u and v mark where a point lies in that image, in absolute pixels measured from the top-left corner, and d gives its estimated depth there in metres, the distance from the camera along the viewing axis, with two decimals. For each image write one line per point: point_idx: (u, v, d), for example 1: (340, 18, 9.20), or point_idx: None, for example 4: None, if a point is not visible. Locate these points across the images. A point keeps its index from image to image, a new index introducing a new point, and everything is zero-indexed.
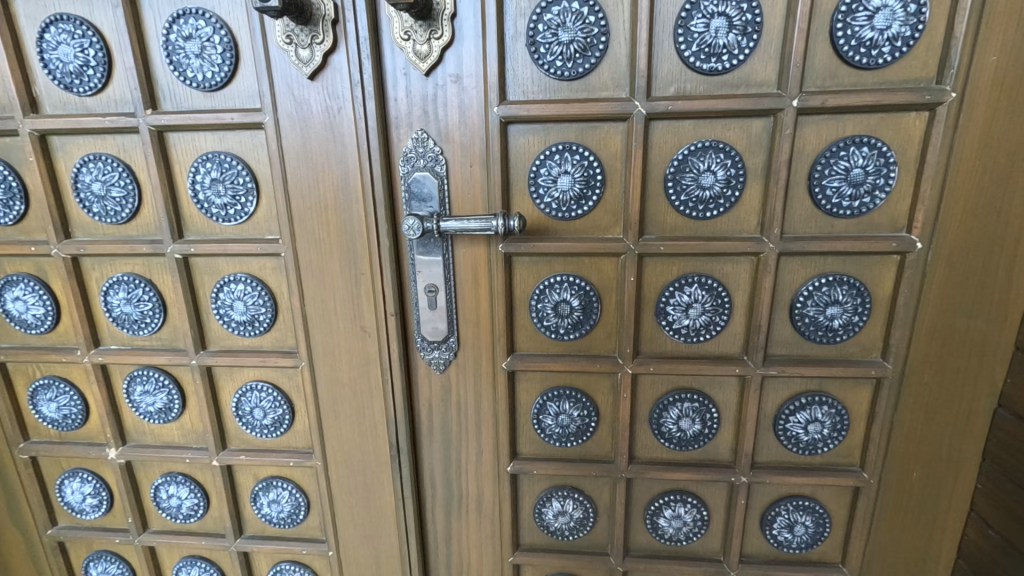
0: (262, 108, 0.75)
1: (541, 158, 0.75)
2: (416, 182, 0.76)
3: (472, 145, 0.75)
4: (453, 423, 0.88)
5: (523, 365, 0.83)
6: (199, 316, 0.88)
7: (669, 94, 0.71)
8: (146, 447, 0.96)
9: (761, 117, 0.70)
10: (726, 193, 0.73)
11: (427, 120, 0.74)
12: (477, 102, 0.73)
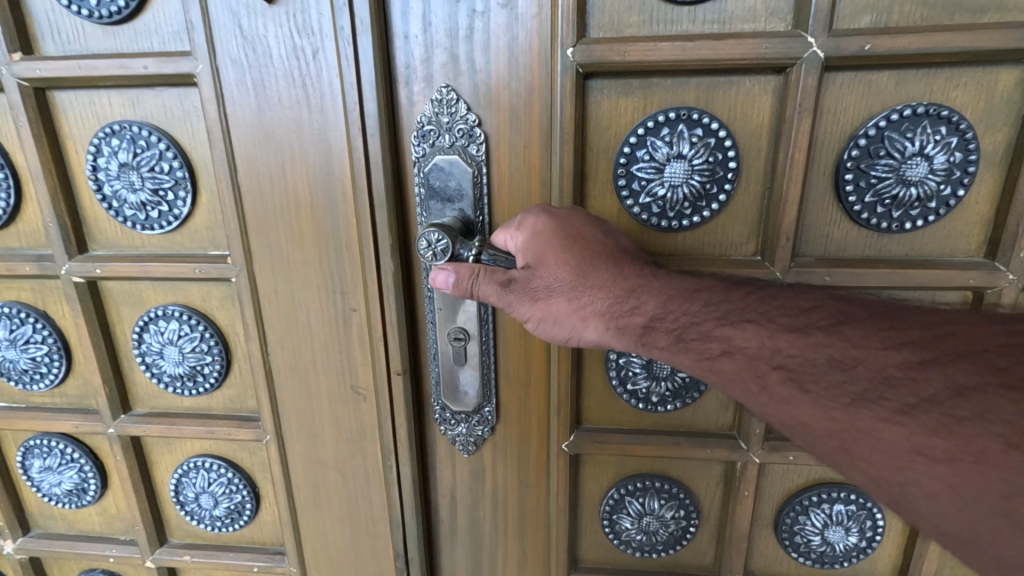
0: (190, 50, 0.47)
1: (638, 133, 0.47)
2: (437, 170, 0.48)
3: (529, 111, 0.47)
4: (486, 523, 0.61)
5: (593, 445, 0.56)
6: (118, 364, 0.60)
7: (864, 24, 0.42)
8: (57, 537, 0.69)
9: (1014, 63, 0.42)
10: (943, 193, 0.45)
11: (457, 70, 0.47)
12: (538, 40, 0.45)
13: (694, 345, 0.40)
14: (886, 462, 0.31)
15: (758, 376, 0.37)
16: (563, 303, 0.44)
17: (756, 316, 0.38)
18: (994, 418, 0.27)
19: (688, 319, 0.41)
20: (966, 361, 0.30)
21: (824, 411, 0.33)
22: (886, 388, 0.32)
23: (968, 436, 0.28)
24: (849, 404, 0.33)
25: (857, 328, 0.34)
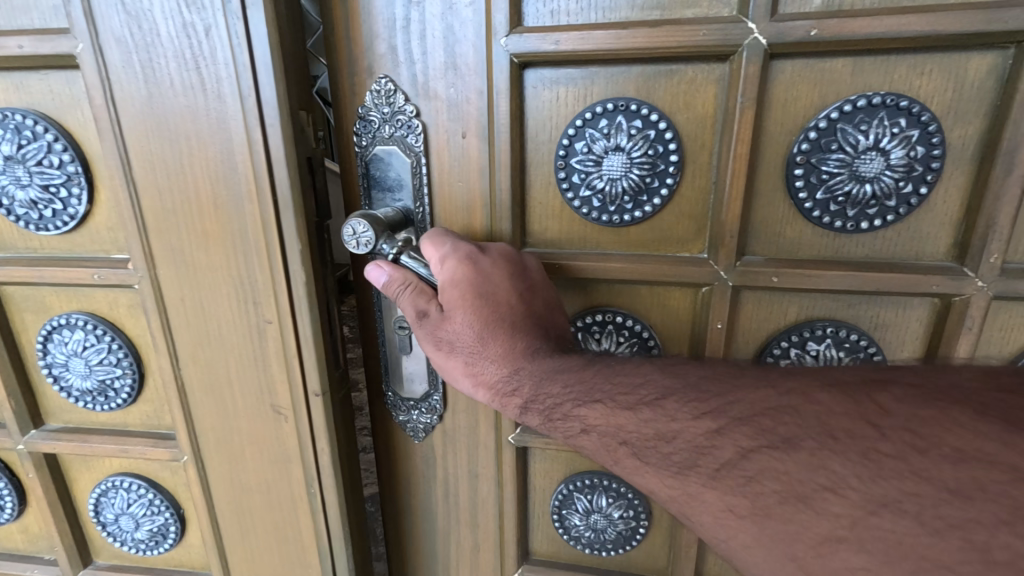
0: (70, 28, 0.42)
1: (578, 123, 0.42)
2: (377, 159, 0.44)
3: (466, 102, 0.42)
4: (435, 536, 0.58)
5: (540, 442, 0.52)
6: (27, 375, 0.56)
7: (817, 5, 0.38)
8: None
9: (987, 49, 0.38)
10: (902, 189, 0.41)
11: (387, 50, 0.42)
12: (473, 23, 0.40)
13: (559, 425, 0.40)
14: (705, 519, 0.34)
15: (609, 451, 0.38)
16: (455, 361, 0.42)
17: (605, 396, 0.38)
18: (770, 473, 0.31)
19: (552, 403, 0.40)
20: (744, 424, 0.33)
21: (661, 479, 0.36)
22: (698, 454, 0.34)
23: (754, 492, 0.32)
24: (672, 473, 0.35)
25: (676, 401, 0.36)
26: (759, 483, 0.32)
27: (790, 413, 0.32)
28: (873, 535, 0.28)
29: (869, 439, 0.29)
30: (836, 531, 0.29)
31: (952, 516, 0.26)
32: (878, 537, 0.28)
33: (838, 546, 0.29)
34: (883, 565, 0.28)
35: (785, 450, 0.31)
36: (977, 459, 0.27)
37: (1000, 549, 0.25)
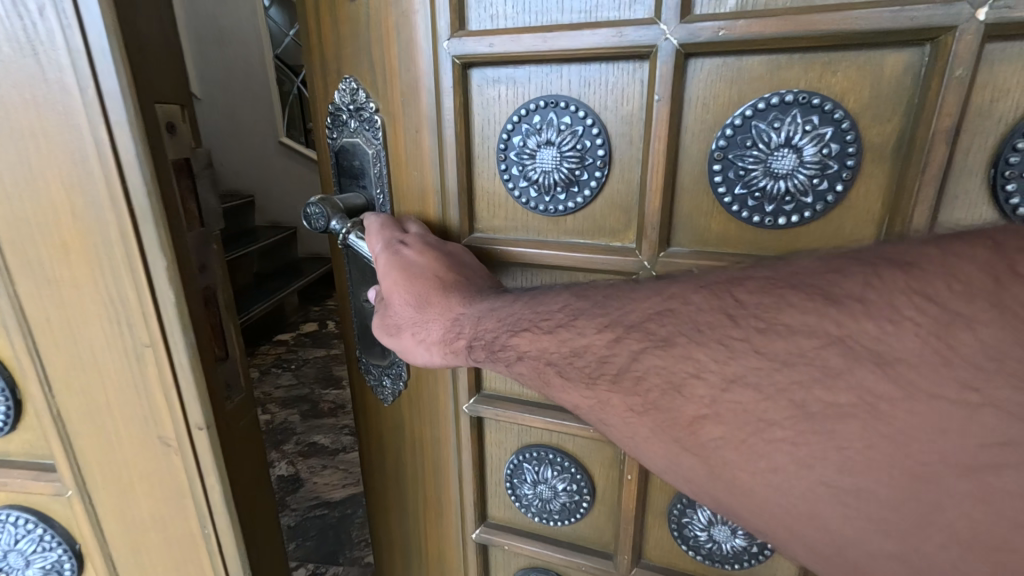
0: None
1: (515, 117, 0.49)
2: (345, 150, 0.55)
3: (417, 99, 0.50)
4: (406, 473, 0.68)
5: (489, 413, 0.61)
6: None
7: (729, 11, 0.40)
8: None
9: (899, 48, 0.38)
10: (816, 185, 0.42)
11: (354, 60, 0.51)
12: (421, 29, 0.48)
13: (500, 355, 0.43)
14: (614, 420, 0.37)
15: (540, 373, 0.41)
16: (410, 331, 0.50)
17: (532, 323, 0.41)
18: (657, 371, 0.34)
19: (491, 336, 0.44)
20: (636, 333, 0.35)
21: (578, 390, 0.39)
22: (600, 364, 0.37)
23: (645, 389, 0.34)
24: (587, 384, 0.38)
25: (585, 321, 0.39)
26: (645, 379, 0.34)
27: (669, 316, 0.34)
28: (729, 408, 0.30)
29: (722, 327, 0.32)
30: (700, 411, 0.32)
31: (783, 380, 0.29)
32: (733, 409, 0.30)
33: (704, 423, 0.32)
34: (737, 431, 0.30)
35: (662, 348, 0.34)
36: (800, 332, 0.29)
37: (816, 402, 0.28)
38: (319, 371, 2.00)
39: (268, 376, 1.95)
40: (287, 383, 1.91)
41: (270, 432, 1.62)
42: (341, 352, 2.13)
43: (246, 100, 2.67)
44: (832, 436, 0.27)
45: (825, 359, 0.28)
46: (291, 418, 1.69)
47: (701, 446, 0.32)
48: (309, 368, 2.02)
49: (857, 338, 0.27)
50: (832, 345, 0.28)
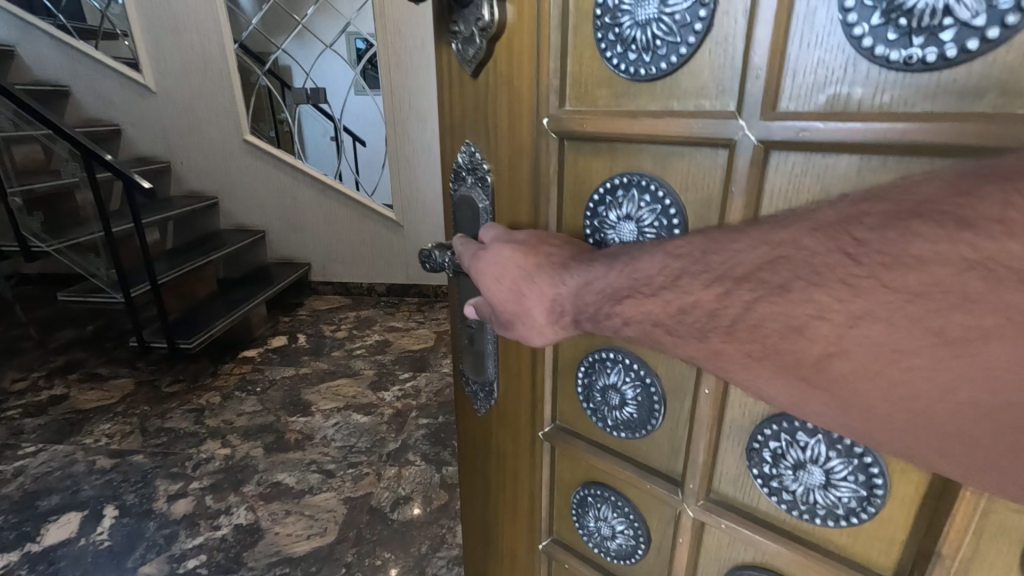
0: None
1: (604, 188, 0.57)
2: (460, 201, 0.67)
3: (520, 170, 0.60)
4: (490, 474, 0.81)
5: (569, 442, 0.71)
6: None
7: (819, 105, 0.43)
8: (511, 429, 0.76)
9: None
10: None
11: (472, 128, 0.63)
12: (524, 110, 0.58)
13: (606, 323, 0.49)
14: (732, 363, 0.43)
15: (649, 333, 0.46)
16: (518, 321, 0.55)
17: (636, 289, 0.46)
18: (781, 316, 0.39)
19: (594, 307, 0.49)
20: (747, 284, 0.40)
21: (692, 344, 0.44)
22: (712, 317, 0.42)
23: (757, 330, 0.40)
24: (699, 338, 0.43)
25: (693, 281, 0.43)
26: (761, 326, 0.40)
27: (786, 263, 0.38)
28: (855, 342, 0.37)
29: (843, 266, 0.36)
30: (825, 352, 0.38)
31: (918, 311, 0.34)
32: (861, 338, 0.36)
33: (832, 361, 0.38)
34: (870, 363, 0.37)
35: (779, 295, 0.39)
36: (932, 261, 0.33)
37: (953, 329, 0.34)
38: (285, 395, 2.26)
39: (231, 403, 2.20)
40: (252, 409, 2.16)
41: (230, 472, 1.80)
42: (308, 372, 2.43)
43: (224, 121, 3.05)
44: (975, 358, 0.34)
45: (961, 286, 0.33)
46: (252, 454, 1.89)
47: (828, 380, 0.39)
48: (274, 390, 2.29)
49: (1000, 260, 0.31)
50: (969, 270, 0.32)
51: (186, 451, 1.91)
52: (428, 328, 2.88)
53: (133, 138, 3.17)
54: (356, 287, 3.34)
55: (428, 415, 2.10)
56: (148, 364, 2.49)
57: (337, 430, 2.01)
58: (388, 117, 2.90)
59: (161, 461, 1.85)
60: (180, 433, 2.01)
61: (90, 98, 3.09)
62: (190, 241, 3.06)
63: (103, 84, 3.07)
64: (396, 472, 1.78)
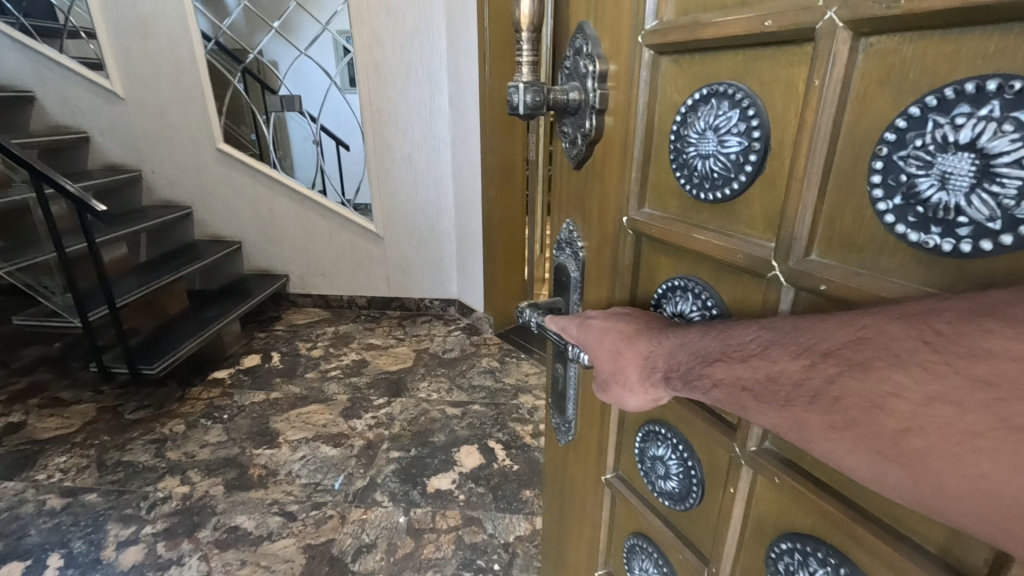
0: None
1: (665, 286, 0.60)
2: (559, 269, 0.76)
3: (603, 255, 0.68)
4: (566, 499, 0.92)
5: (621, 491, 0.76)
6: None
7: (842, 259, 0.42)
8: (631, 493, 0.75)
9: None
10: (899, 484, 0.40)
11: (575, 209, 0.72)
12: (613, 208, 0.64)
13: (696, 384, 0.46)
14: (813, 438, 0.37)
15: (736, 400, 0.42)
16: (616, 382, 0.54)
17: (725, 355, 0.43)
18: (861, 391, 0.34)
19: (685, 366, 0.47)
20: (829, 359, 0.36)
21: (776, 412, 0.39)
22: (794, 387, 0.38)
23: (841, 406, 0.35)
24: (781, 405, 0.39)
25: (780, 350, 0.39)
26: (840, 399, 0.35)
27: (863, 344, 0.35)
28: (934, 423, 0.31)
29: (920, 352, 0.32)
30: (901, 424, 0.32)
31: (986, 398, 0.29)
32: (934, 421, 0.31)
33: (908, 437, 0.32)
34: (941, 442, 0.31)
35: (860, 371, 0.34)
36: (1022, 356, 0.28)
37: None
38: (252, 423, 2.11)
39: (195, 431, 2.05)
40: (217, 440, 2.00)
41: (184, 516, 1.65)
42: (280, 398, 2.27)
43: (195, 123, 2.86)
44: None
45: None
46: (213, 493, 1.74)
47: (904, 456, 0.33)
48: (241, 419, 2.13)
49: None
50: None
51: (143, 489, 1.75)
52: (406, 347, 2.73)
53: (103, 146, 2.93)
54: (336, 300, 3.19)
55: (400, 447, 1.97)
56: (114, 387, 2.30)
57: (304, 465, 1.87)
58: (369, 127, 2.79)
59: (115, 502, 1.70)
60: (139, 467, 1.85)
61: (56, 104, 2.85)
62: (161, 253, 2.93)
63: (66, 88, 2.83)
64: (362, 515, 1.66)
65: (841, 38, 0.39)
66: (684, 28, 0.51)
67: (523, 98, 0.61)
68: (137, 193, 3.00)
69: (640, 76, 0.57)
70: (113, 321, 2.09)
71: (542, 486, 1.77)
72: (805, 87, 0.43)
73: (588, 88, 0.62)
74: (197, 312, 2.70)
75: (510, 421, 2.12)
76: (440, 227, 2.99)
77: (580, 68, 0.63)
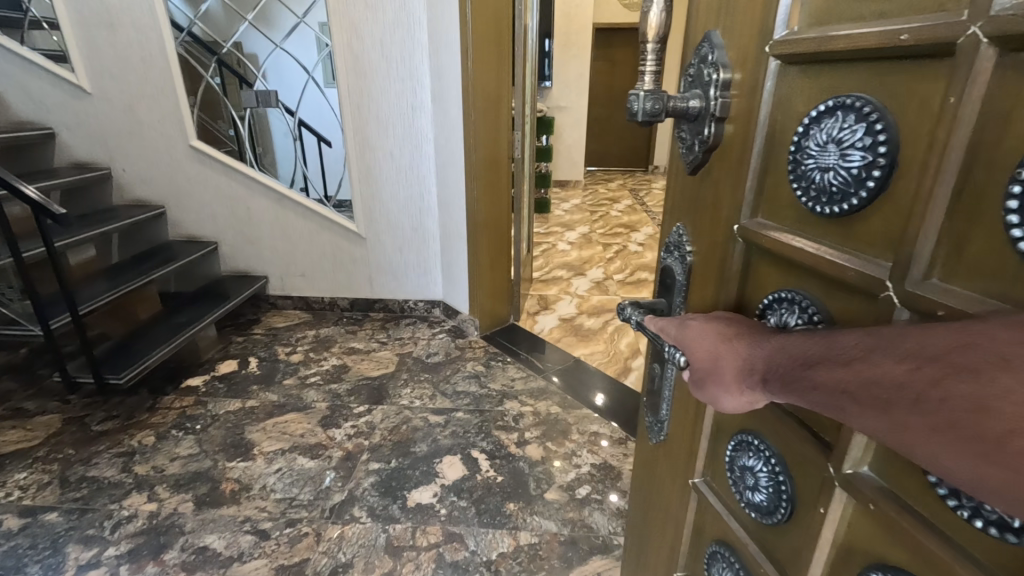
0: None
1: (771, 296, 0.55)
2: (667, 271, 0.72)
3: (711, 258, 0.63)
4: (652, 498, 0.87)
5: (709, 496, 0.71)
6: None
7: (970, 287, 0.37)
8: (721, 499, 0.69)
9: None
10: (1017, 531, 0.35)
11: (687, 212, 0.67)
12: (725, 215, 0.60)
13: (795, 386, 0.40)
14: (920, 444, 0.32)
15: (838, 403, 0.37)
16: (710, 381, 0.49)
17: (826, 356, 0.38)
18: (961, 393, 0.30)
19: (784, 366, 0.41)
20: (933, 364, 0.31)
21: (878, 417, 0.34)
22: (894, 391, 0.33)
23: (940, 406, 0.31)
24: (882, 410, 0.34)
25: (885, 352, 0.34)
26: (941, 401, 0.31)
27: (967, 347, 0.30)
28: None
29: None
30: (1006, 425, 0.28)
31: None
32: None
33: (1015, 440, 0.28)
34: None
35: (966, 374, 0.30)
36: None
37: None
38: (226, 434, 2.02)
39: (166, 443, 1.96)
40: (188, 452, 1.92)
41: (151, 535, 1.57)
42: (256, 407, 2.18)
43: (166, 119, 2.75)
44: None
45: None
46: (181, 511, 1.65)
47: (1009, 459, 0.28)
48: (214, 429, 2.04)
49: None
50: None
51: (107, 507, 1.67)
52: (389, 351, 2.65)
53: (70, 142, 2.80)
54: (317, 302, 3.11)
55: (380, 459, 1.89)
56: (81, 397, 2.21)
57: (279, 479, 1.79)
58: (349, 124, 2.70)
59: (76, 522, 1.61)
60: (104, 484, 1.76)
61: (17, 97, 2.70)
62: (135, 254, 2.83)
63: (27, 80, 2.68)
64: (339, 532, 1.59)
65: (983, 58, 0.34)
66: (811, 37, 0.46)
67: (646, 105, 0.57)
68: (106, 191, 2.87)
69: (764, 86, 0.52)
70: (77, 328, 2.00)
71: (526, 499, 1.71)
72: (942, 103, 0.38)
73: (710, 97, 0.57)
74: (169, 316, 2.60)
75: (495, 430, 2.05)
76: (424, 227, 2.91)
77: (703, 76, 0.58)
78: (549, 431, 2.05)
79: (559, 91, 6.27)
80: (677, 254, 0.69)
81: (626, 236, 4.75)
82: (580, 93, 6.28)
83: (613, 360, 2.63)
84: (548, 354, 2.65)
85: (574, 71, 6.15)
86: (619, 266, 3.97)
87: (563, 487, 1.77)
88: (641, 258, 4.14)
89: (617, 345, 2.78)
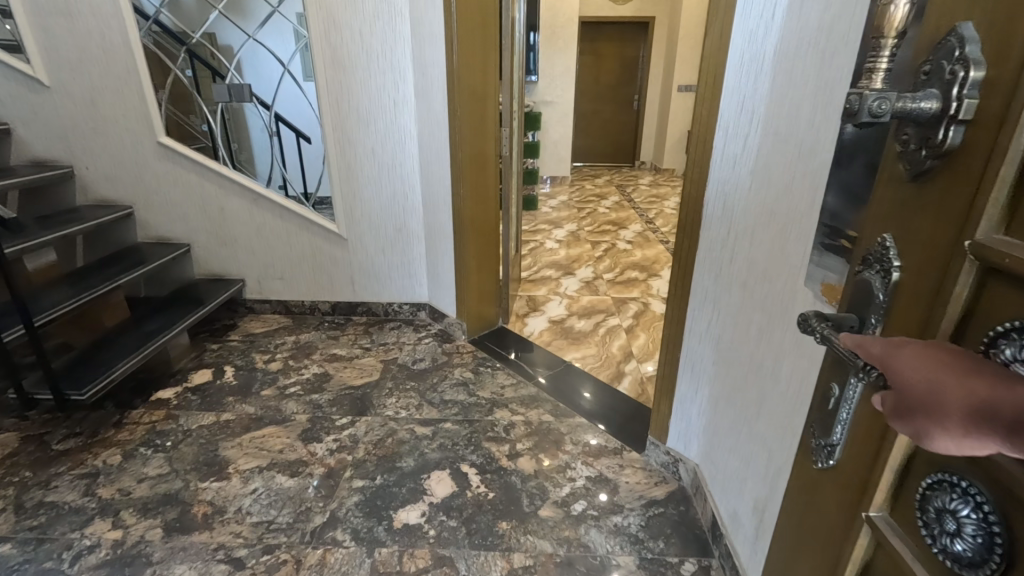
0: None
1: (1006, 330, 0.39)
2: (860, 288, 0.56)
3: (926, 282, 0.47)
4: (803, 531, 0.68)
5: (888, 536, 0.52)
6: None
7: None
8: (906, 539, 0.50)
9: None
10: None
11: (897, 221, 0.51)
12: (950, 232, 0.45)
13: None
14: None
15: None
16: (920, 413, 0.38)
17: None
18: None
19: None
20: None
21: None
22: None
23: None
24: None
25: None
26: None
27: None
28: None
29: None
30: None
31: None
32: None
33: None
34: None
35: None
36: None
37: None
38: (199, 451, 1.90)
39: (133, 461, 1.84)
40: (157, 472, 1.79)
41: (114, 567, 1.45)
42: (231, 419, 2.07)
43: (133, 114, 2.59)
44: None
45: None
46: (149, 537, 1.54)
47: None
48: (185, 446, 1.91)
49: None
50: None
51: (66, 536, 1.54)
52: (374, 357, 2.55)
53: (26, 138, 2.60)
54: (296, 306, 2.99)
55: (364, 475, 1.79)
56: (41, 413, 2.07)
57: (256, 500, 1.68)
58: (328, 119, 2.57)
59: (32, 554, 1.48)
60: (65, 509, 1.63)
61: None
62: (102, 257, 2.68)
63: None
64: (320, 558, 1.49)
65: None
66: None
67: (872, 104, 0.45)
68: (70, 191, 2.70)
69: None
70: (32, 341, 1.86)
71: (519, 517, 1.63)
72: None
73: (950, 97, 0.43)
74: (139, 324, 2.45)
75: (485, 441, 1.96)
76: (408, 227, 2.80)
77: (943, 73, 0.44)
78: (541, 442, 1.96)
79: (545, 85, 6.16)
80: (877, 268, 0.53)
81: (614, 233, 4.68)
82: (566, 88, 6.17)
83: (606, 364, 2.56)
84: (538, 359, 2.57)
85: (560, 65, 6.04)
86: (608, 265, 3.90)
87: (558, 502, 1.69)
88: (630, 256, 4.08)
89: (610, 348, 2.71)
